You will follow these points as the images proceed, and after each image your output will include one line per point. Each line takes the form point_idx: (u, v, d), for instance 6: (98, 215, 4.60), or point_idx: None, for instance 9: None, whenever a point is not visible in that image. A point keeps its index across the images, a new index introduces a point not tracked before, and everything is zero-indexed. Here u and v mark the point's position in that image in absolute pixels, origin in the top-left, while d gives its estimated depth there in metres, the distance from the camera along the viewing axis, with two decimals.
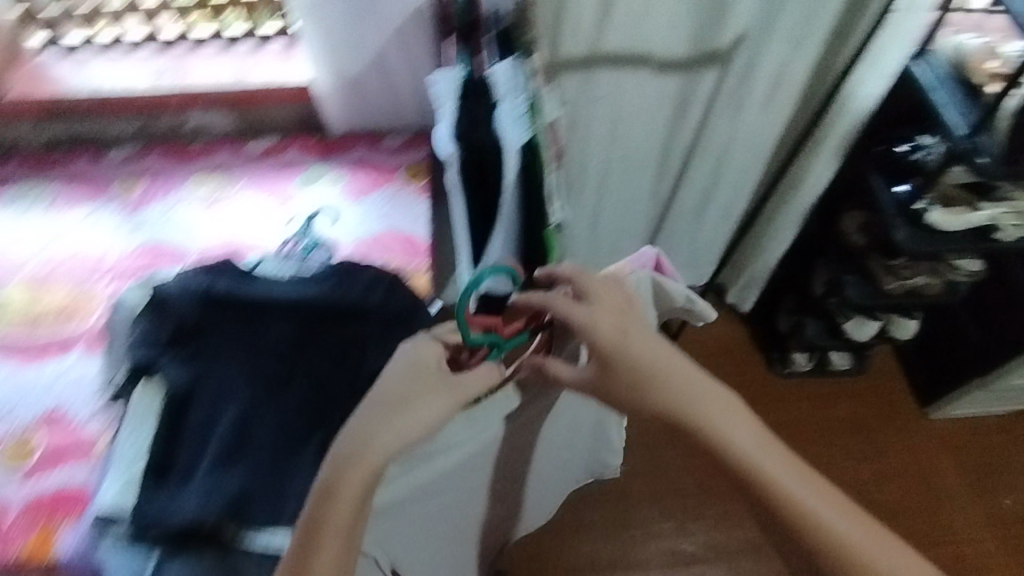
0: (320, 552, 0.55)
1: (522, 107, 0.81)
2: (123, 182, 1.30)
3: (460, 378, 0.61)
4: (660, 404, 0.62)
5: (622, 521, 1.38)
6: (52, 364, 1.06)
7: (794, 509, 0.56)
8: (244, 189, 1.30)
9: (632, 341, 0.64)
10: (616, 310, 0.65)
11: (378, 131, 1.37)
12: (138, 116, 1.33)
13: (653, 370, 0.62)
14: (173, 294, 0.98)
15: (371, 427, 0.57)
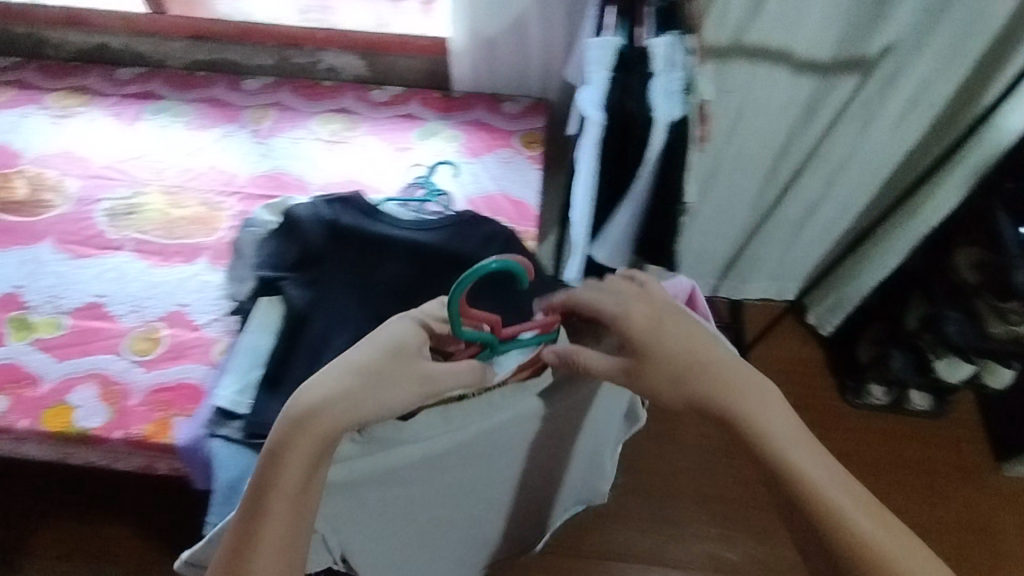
0: (270, 512, 0.64)
1: (679, 90, 0.83)
2: (255, 111, 1.37)
3: (425, 367, 0.68)
4: (699, 390, 0.68)
5: (662, 522, 1.41)
6: (180, 269, 1.13)
7: (821, 497, 0.63)
8: (366, 134, 1.34)
9: (676, 331, 0.70)
10: (659, 305, 0.72)
11: (498, 96, 1.40)
12: (277, 50, 1.38)
13: (696, 360, 0.69)
14: (303, 220, 1.03)
15: (334, 402, 0.65)
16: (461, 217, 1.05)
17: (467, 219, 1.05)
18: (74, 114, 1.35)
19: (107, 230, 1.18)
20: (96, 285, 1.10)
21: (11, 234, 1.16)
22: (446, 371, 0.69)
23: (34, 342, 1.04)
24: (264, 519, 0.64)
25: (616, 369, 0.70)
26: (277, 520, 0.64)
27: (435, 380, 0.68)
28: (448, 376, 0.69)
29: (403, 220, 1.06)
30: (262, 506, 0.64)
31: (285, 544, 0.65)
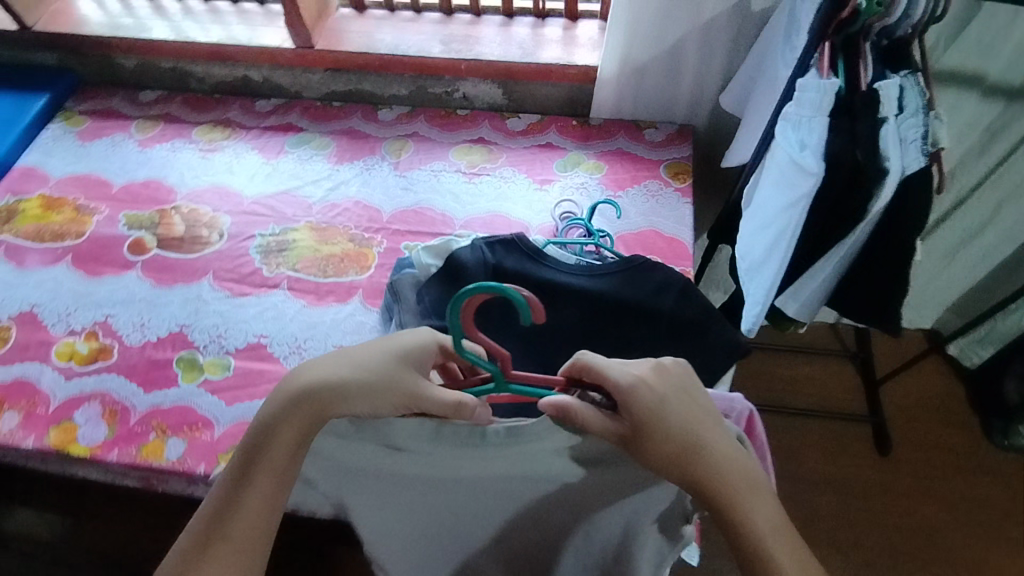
0: (250, 487, 0.65)
1: (917, 140, 0.73)
2: (393, 143, 1.36)
3: (411, 376, 0.68)
4: (694, 470, 0.63)
5: None
6: (335, 309, 1.13)
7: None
8: (505, 166, 1.30)
9: (683, 418, 0.64)
10: (672, 384, 0.66)
11: (639, 123, 1.34)
12: (414, 80, 1.37)
13: (696, 452, 0.63)
14: (468, 265, 1.00)
15: (328, 391, 0.66)
16: (632, 262, 0.99)
17: (638, 264, 0.99)
18: (220, 148, 1.38)
19: (261, 268, 1.19)
20: (258, 325, 1.12)
21: (172, 271, 1.19)
22: (428, 394, 0.67)
23: (202, 383, 1.05)
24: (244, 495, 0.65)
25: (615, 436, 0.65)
26: (257, 499, 0.65)
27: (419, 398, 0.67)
28: (427, 394, 0.67)
29: (570, 264, 1.01)
30: (245, 479, 0.65)
31: (255, 526, 0.65)
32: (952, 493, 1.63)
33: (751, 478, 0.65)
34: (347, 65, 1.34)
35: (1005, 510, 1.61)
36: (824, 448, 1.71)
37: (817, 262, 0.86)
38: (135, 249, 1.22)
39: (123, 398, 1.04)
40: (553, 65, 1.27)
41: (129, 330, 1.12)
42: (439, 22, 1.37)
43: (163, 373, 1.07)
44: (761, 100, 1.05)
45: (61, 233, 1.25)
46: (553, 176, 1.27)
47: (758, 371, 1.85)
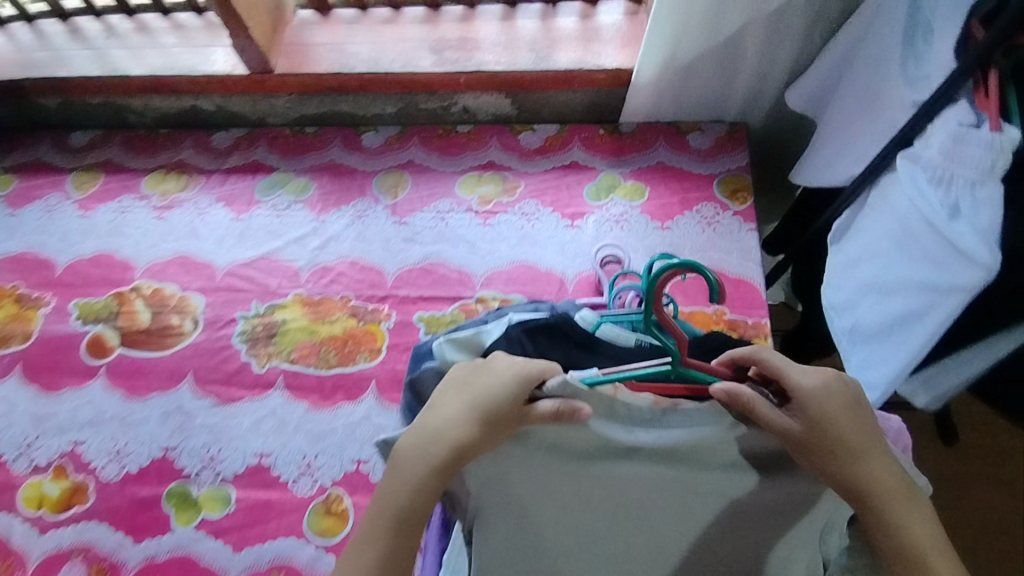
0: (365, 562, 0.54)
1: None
2: (385, 178, 1.12)
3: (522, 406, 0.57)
4: (858, 478, 0.53)
5: None
6: (346, 410, 0.94)
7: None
8: (526, 199, 1.07)
9: (856, 433, 0.54)
10: (850, 400, 0.55)
11: (680, 126, 1.09)
12: (401, 97, 1.12)
13: (868, 466, 0.53)
14: None
15: (443, 449, 0.56)
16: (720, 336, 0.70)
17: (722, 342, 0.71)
18: (177, 204, 1.14)
19: (249, 362, 0.99)
20: (257, 440, 0.93)
21: (144, 376, 0.99)
22: (539, 418, 0.57)
23: (200, 525, 0.88)
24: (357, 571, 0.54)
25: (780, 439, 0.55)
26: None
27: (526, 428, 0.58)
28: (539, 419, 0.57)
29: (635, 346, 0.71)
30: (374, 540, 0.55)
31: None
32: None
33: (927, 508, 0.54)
34: (318, 88, 1.09)
35: None
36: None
37: (965, 357, 0.67)
38: (95, 350, 1.02)
39: (110, 553, 0.87)
40: (574, 71, 1.02)
41: (104, 461, 0.93)
42: (424, 22, 1.11)
43: (152, 516, 0.89)
44: (855, 112, 0.83)
45: (4, 337, 1.04)
46: (585, 209, 1.05)
47: None
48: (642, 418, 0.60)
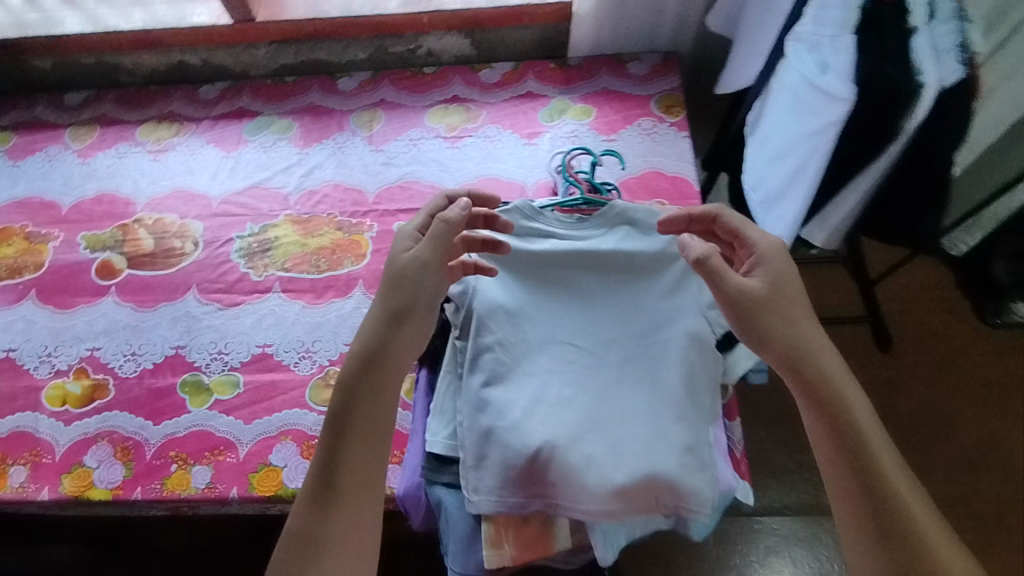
0: (353, 452, 0.72)
1: (953, 48, 0.68)
2: (361, 114, 1.26)
3: (426, 249, 0.82)
4: (803, 345, 0.75)
5: (773, 469, 1.55)
6: (337, 305, 1.06)
7: (907, 516, 0.66)
8: (488, 124, 1.22)
9: (802, 315, 0.78)
10: (797, 292, 0.79)
11: (621, 57, 1.26)
12: (372, 41, 1.26)
13: (805, 334, 0.76)
14: None
15: (370, 343, 0.77)
16: (620, 211, 0.94)
17: (630, 212, 0.94)
18: (171, 147, 1.25)
19: (248, 273, 1.10)
20: (259, 334, 1.05)
21: (151, 290, 1.10)
22: (416, 259, 0.81)
23: (214, 405, 0.99)
24: (346, 458, 0.72)
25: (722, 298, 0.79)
26: (359, 463, 0.72)
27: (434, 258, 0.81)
28: (422, 258, 0.81)
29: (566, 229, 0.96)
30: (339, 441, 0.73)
31: (362, 483, 0.72)
32: (995, 379, 1.64)
33: (866, 397, 0.73)
34: (296, 35, 1.24)
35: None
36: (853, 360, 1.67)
37: (840, 190, 0.82)
38: (105, 273, 1.12)
39: (133, 434, 0.98)
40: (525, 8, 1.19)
41: (121, 361, 1.04)
42: None
43: (169, 402, 1.00)
44: (757, 15, 0.98)
45: (17, 268, 1.14)
46: (541, 129, 1.20)
47: None
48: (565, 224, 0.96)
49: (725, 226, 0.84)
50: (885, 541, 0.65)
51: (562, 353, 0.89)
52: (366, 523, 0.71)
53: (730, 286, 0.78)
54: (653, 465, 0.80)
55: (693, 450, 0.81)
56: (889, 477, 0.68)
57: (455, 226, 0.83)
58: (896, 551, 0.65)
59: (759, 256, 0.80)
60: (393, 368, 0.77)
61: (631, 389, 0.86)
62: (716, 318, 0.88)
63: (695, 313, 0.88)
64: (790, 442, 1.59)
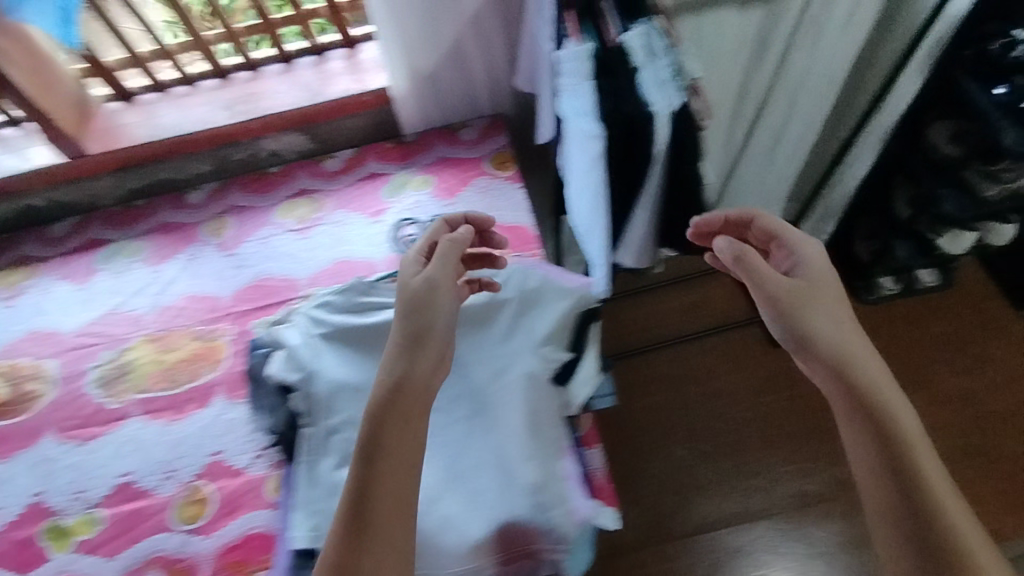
0: (381, 479, 0.62)
1: (671, 76, 0.78)
2: (211, 223, 1.29)
3: (437, 272, 0.75)
4: (847, 345, 0.68)
5: (694, 485, 1.67)
6: (199, 416, 1.05)
7: (971, 563, 0.55)
8: (336, 210, 1.26)
9: (845, 316, 0.71)
10: (839, 295, 0.73)
11: (452, 126, 1.34)
12: (212, 153, 1.30)
13: (849, 334, 0.69)
14: (293, 342, 0.94)
15: (394, 364, 0.68)
16: None
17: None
18: (23, 290, 1.24)
19: (105, 402, 1.08)
20: (121, 463, 1.02)
21: (5, 441, 1.06)
22: (428, 274, 0.74)
23: (78, 548, 0.96)
24: (376, 485, 0.61)
25: (761, 298, 0.75)
26: (388, 493, 0.62)
27: (448, 280, 0.74)
28: (440, 271, 0.74)
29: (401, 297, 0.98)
30: (364, 472, 0.62)
31: (393, 514, 0.61)
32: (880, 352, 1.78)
33: (916, 413, 0.64)
34: (133, 160, 1.27)
35: (913, 361, 1.77)
36: (745, 351, 1.85)
37: (628, 211, 0.90)
38: None
39: None
40: (345, 98, 1.23)
41: None
42: (216, 89, 1.29)
43: (30, 553, 0.96)
44: (542, 72, 1.06)
45: None
46: (383, 205, 1.26)
47: (659, 313, 1.94)
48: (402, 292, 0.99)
49: (762, 230, 0.82)
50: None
51: None
52: (399, 558, 0.59)
53: (769, 282, 0.74)
54: (507, 514, 0.81)
55: (543, 489, 0.83)
56: (946, 510, 0.58)
57: (461, 247, 0.78)
58: None
59: (797, 258, 0.77)
60: (419, 390, 0.67)
61: (479, 442, 0.87)
62: (548, 353, 0.91)
63: (529, 353, 0.91)
64: (707, 451, 1.71)
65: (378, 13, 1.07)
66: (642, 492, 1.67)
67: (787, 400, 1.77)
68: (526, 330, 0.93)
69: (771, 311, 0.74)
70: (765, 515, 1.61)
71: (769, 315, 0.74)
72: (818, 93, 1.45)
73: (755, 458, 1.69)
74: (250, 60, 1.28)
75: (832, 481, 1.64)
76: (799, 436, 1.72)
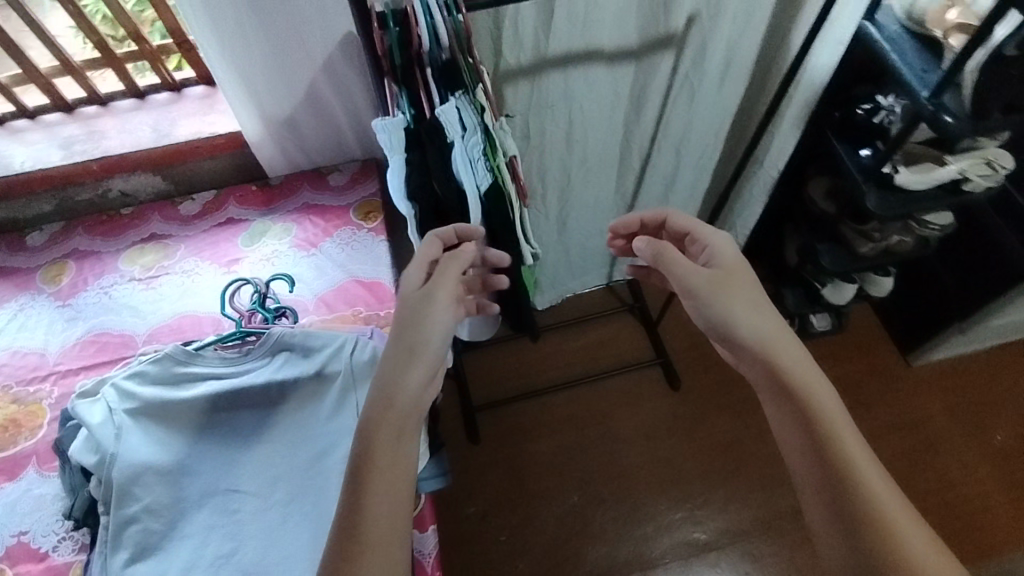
0: (375, 494, 0.66)
1: (481, 157, 0.78)
2: (49, 269, 1.19)
3: (437, 288, 0.76)
4: (760, 335, 0.76)
5: (585, 533, 1.64)
6: (5, 491, 0.95)
7: (878, 513, 0.64)
8: (184, 258, 1.18)
9: (762, 306, 0.78)
10: (754, 286, 0.81)
11: (321, 170, 1.28)
12: (53, 193, 1.20)
13: (765, 322, 0.77)
14: (92, 421, 0.85)
15: (390, 382, 0.71)
16: (276, 338, 0.92)
17: (287, 337, 0.92)
18: None
19: None
20: None
21: None
22: (432, 292, 0.75)
23: None
24: (370, 501, 0.65)
25: (680, 293, 0.82)
26: (382, 508, 0.65)
27: (444, 301, 0.75)
28: (443, 288, 0.76)
29: (222, 368, 0.91)
30: (359, 487, 0.66)
31: (387, 532, 0.64)
32: None
33: (834, 389, 0.72)
34: None
35: None
36: (641, 394, 1.84)
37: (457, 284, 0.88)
38: None
39: None
40: (194, 141, 1.15)
41: None
42: (57, 124, 1.19)
43: None
44: None
45: None
46: (238, 254, 1.18)
47: (561, 351, 1.92)
48: (226, 360, 0.92)
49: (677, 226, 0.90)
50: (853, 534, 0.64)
51: (225, 502, 0.84)
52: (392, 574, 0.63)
53: (689, 280, 0.81)
54: None
55: None
56: (857, 468, 0.67)
57: (466, 266, 0.77)
58: (864, 537, 0.64)
59: (710, 249, 0.84)
60: (411, 408, 0.71)
61: (292, 531, 0.81)
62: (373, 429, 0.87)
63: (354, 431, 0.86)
64: (599, 496, 1.69)
65: (215, 61, 1.00)
66: (532, 541, 1.63)
67: (681, 445, 1.76)
68: (352, 405, 0.87)
69: (693, 307, 0.81)
70: (651, 566, 1.59)
71: (691, 308, 0.82)
72: (702, 144, 1.45)
73: (647, 505, 1.68)
74: (97, 95, 1.20)
75: (724, 529, 1.64)
76: (693, 482, 1.71)
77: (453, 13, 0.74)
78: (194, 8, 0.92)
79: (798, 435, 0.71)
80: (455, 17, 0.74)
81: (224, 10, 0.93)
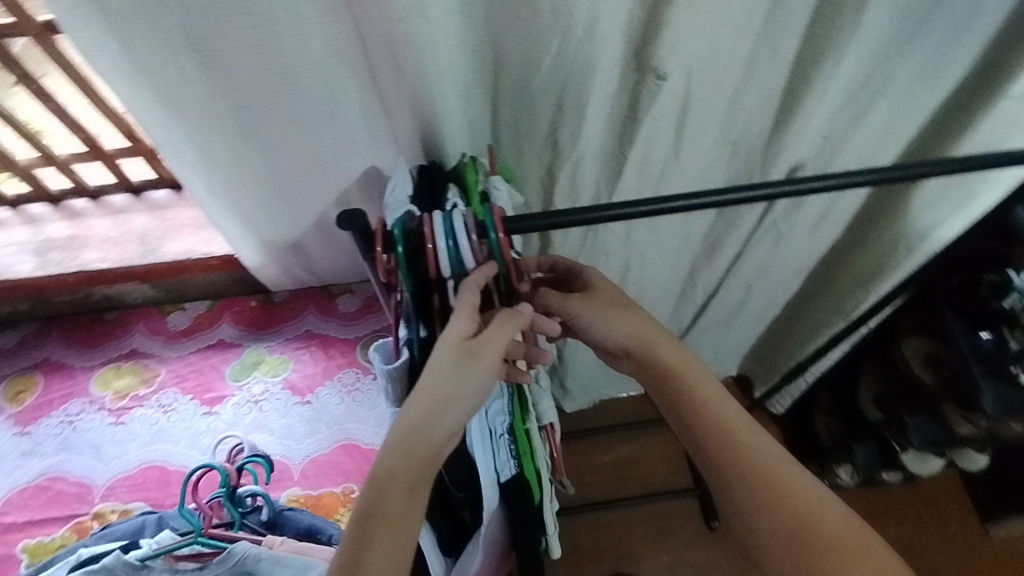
0: (377, 557, 0.49)
1: (505, 432, 0.63)
2: (14, 382, 1.04)
3: (489, 343, 0.54)
4: (631, 332, 0.62)
5: None
6: None
7: (783, 500, 0.53)
8: (165, 388, 1.03)
9: (632, 314, 0.63)
10: (618, 298, 0.64)
11: (330, 290, 1.10)
12: (27, 297, 1.05)
13: (641, 328, 0.62)
14: None
15: (412, 429, 0.52)
16: (236, 559, 0.79)
17: (249, 559, 0.79)
18: None
19: None
20: None
21: None
22: (489, 339, 0.54)
23: None
24: (368, 567, 0.48)
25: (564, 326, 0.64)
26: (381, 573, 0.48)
27: (498, 353, 0.54)
28: (499, 335, 0.54)
29: None
30: (359, 542, 0.49)
31: None
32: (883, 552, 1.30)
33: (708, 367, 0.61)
34: None
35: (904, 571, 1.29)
36: (665, 546, 1.26)
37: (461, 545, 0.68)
38: None
39: None
40: (185, 260, 1.00)
41: None
42: (41, 220, 1.04)
43: None
44: None
45: None
46: (225, 391, 1.02)
47: None
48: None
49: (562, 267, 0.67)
50: (783, 550, 0.52)
51: None
52: None
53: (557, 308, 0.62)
54: None
55: None
56: (751, 450, 0.56)
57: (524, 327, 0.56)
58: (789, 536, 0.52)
59: (574, 272, 0.67)
60: (430, 463, 0.52)
61: None
62: None
63: None
64: None
65: (204, 196, 0.83)
66: None
67: None
68: None
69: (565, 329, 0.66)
70: None
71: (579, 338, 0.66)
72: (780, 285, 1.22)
73: None
74: (87, 188, 1.04)
75: None
76: None
77: (490, 236, 0.53)
78: (180, 148, 0.75)
79: (687, 430, 0.60)
80: (492, 240, 0.53)
81: (215, 146, 0.75)
